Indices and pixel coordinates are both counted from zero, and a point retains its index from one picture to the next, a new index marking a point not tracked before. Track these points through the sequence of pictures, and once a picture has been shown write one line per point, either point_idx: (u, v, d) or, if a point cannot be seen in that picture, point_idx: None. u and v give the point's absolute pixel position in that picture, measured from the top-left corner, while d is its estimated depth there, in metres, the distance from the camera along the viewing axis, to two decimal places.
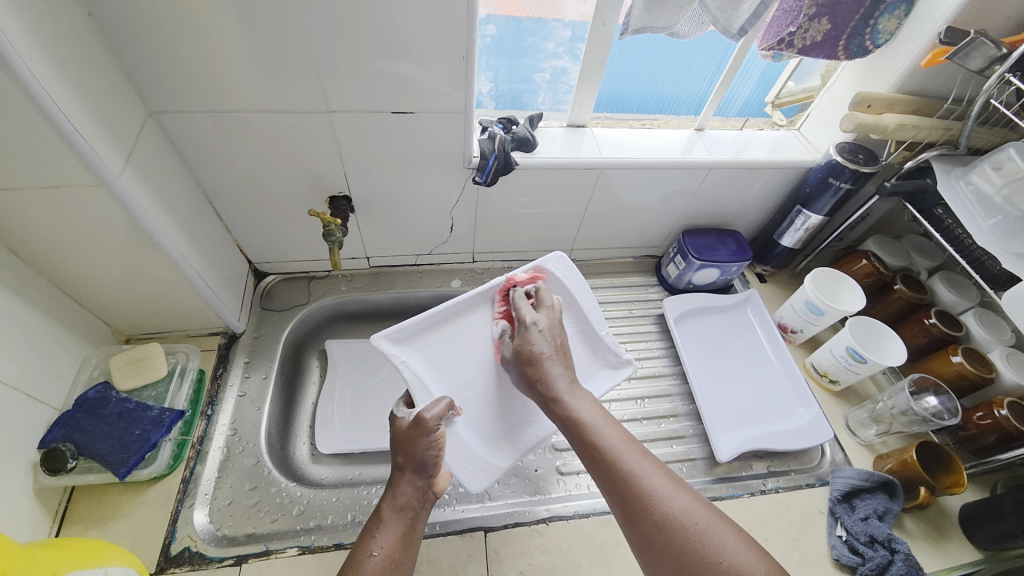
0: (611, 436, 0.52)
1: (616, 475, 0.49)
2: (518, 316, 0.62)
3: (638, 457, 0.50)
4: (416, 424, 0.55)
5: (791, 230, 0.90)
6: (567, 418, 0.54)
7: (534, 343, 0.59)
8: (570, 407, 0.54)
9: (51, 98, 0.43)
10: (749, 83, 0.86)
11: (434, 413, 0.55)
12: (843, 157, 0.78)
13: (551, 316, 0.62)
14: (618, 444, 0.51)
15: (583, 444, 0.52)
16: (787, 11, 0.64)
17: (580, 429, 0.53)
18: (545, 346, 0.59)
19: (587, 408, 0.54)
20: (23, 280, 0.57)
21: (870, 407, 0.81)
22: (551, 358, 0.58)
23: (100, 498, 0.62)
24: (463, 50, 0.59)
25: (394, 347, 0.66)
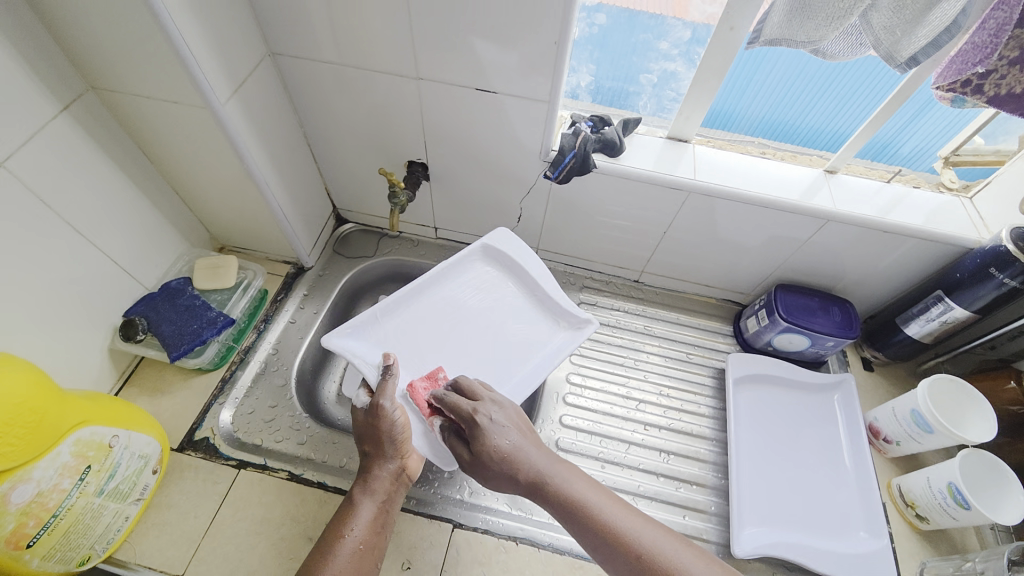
0: (615, 512, 0.48)
1: (630, 555, 0.45)
2: (459, 410, 0.56)
3: (654, 533, 0.47)
4: (376, 409, 0.59)
5: (921, 318, 0.72)
6: (557, 498, 0.50)
7: (483, 437, 0.53)
8: (564, 484, 0.50)
9: (176, 24, 0.49)
10: (952, 139, 0.70)
11: (384, 386, 0.61)
12: (1017, 246, 0.60)
13: (491, 400, 0.57)
14: (623, 520, 0.48)
15: (582, 526, 0.48)
16: (977, 46, 0.50)
17: (579, 509, 0.49)
18: (499, 437, 0.52)
19: (579, 483, 0.51)
20: (145, 176, 0.68)
21: (956, 563, 0.62)
22: (515, 440, 0.53)
23: (159, 373, 0.72)
24: (556, 35, 0.55)
25: (348, 341, 0.68)
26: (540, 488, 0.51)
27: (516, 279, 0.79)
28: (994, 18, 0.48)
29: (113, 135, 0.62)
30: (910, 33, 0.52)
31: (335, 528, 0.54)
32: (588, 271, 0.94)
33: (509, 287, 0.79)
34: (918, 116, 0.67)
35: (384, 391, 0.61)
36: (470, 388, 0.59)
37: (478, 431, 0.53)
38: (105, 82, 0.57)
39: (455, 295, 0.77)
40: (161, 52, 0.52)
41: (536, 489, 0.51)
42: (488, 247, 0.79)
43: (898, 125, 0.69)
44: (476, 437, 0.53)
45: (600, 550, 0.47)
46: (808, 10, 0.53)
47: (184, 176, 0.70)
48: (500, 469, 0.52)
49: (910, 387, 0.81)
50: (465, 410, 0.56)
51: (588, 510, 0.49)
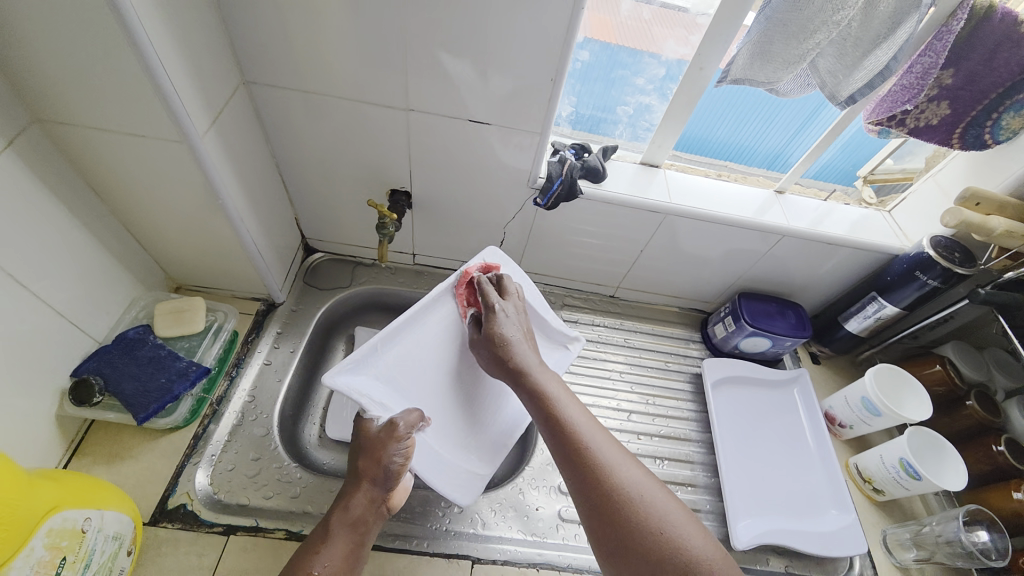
0: (575, 412, 0.53)
1: (575, 448, 0.50)
2: (483, 297, 0.63)
3: (601, 437, 0.51)
4: (387, 430, 0.57)
5: (859, 316, 0.83)
6: (534, 391, 0.56)
7: (496, 325, 0.61)
8: (541, 384, 0.56)
9: (157, 53, 0.45)
10: (830, 149, 0.80)
11: (411, 415, 0.59)
12: (936, 251, 0.71)
13: (515, 305, 0.65)
14: (582, 422, 0.53)
15: (546, 417, 0.53)
16: (905, 88, 0.61)
17: (547, 404, 0.54)
18: (509, 330, 0.60)
19: (554, 387, 0.56)
20: (93, 214, 0.60)
21: (914, 529, 0.72)
22: (519, 337, 0.60)
23: (116, 435, 0.63)
24: (554, 72, 0.58)
25: (350, 379, 0.59)
26: (521, 380, 0.57)
27: None
28: (921, 63, 0.59)
29: (60, 171, 0.55)
30: (848, 74, 0.61)
31: (302, 562, 0.50)
32: (565, 289, 0.97)
33: None
34: (806, 124, 0.76)
35: (410, 423, 0.58)
36: (506, 287, 0.66)
37: (492, 318, 0.62)
38: (55, 114, 0.50)
39: (450, 321, 0.69)
40: (134, 82, 0.47)
41: (519, 381, 0.57)
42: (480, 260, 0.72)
43: (787, 136, 0.78)
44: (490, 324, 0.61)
45: (554, 440, 0.52)
46: (767, 55, 0.60)
47: (140, 213, 0.63)
48: (497, 352, 0.59)
49: (850, 375, 0.92)
50: (488, 299, 0.63)
51: (554, 407, 0.54)
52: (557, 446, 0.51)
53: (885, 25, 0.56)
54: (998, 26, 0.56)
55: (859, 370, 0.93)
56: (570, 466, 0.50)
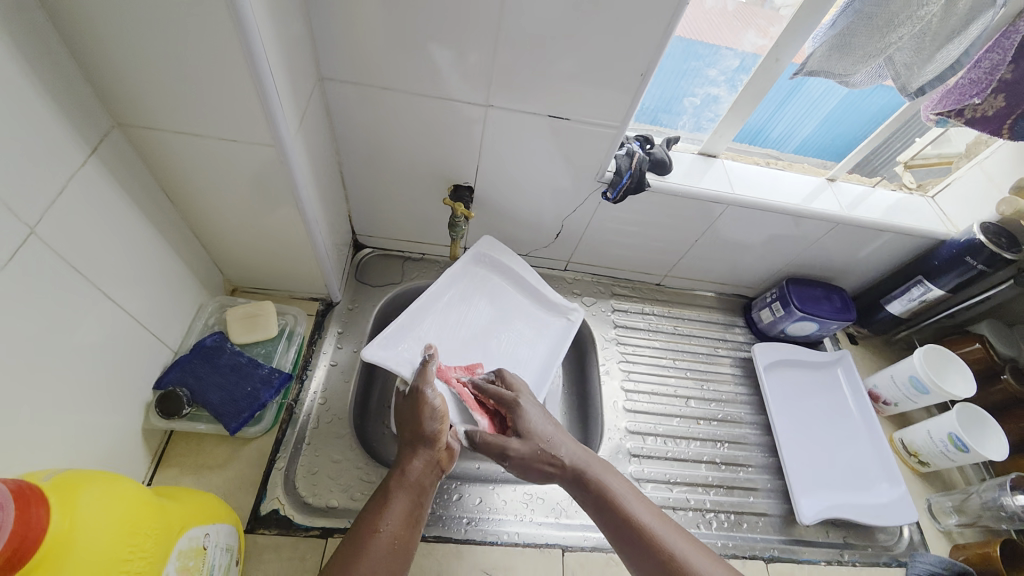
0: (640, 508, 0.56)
1: (664, 559, 0.51)
2: (501, 396, 0.63)
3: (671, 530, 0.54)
4: (417, 393, 0.60)
5: (903, 298, 0.87)
6: (600, 496, 0.56)
7: (528, 423, 0.61)
8: (605, 487, 0.57)
9: (265, 54, 0.43)
10: (809, 123, 0.80)
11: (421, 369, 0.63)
12: (987, 237, 0.74)
13: (528, 396, 0.65)
14: (660, 527, 0.54)
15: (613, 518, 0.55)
16: (974, 82, 0.60)
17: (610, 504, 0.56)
18: (543, 428, 0.60)
19: (620, 488, 0.57)
20: (167, 220, 0.58)
21: (958, 497, 0.77)
22: (555, 438, 0.60)
23: (199, 445, 0.63)
24: (644, 67, 0.57)
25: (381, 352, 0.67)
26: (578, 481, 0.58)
27: (508, 278, 0.84)
28: (990, 59, 0.59)
29: (138, 177, 0.52)
30: (922, 67, 0.62)
31: (367, 523, 0.50)
32: (612, 278, 0.98)
33: (504, 287, 0.84)
34: (786, 101, 0.76)
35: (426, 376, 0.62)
36: (511, 380, 0.66)
37: (522, 415, 0.61)
38: (137, 117, 0.47)
39: (455, 303, 0.79)
40: (236, 85, 0.44)
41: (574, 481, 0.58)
42: (479, 253, 0.82)
43: (767, 112, 0.78)
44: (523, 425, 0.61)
45: (627, 541, 0.54)
46: (846, 48, 0.60)
47: (211, 217, 0.61)
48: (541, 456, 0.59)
49: (886, 354, 0.97)
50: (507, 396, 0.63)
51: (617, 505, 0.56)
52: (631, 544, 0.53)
53: (961, 20, 0.57)
54: None
55: (894, 348, 0.97)
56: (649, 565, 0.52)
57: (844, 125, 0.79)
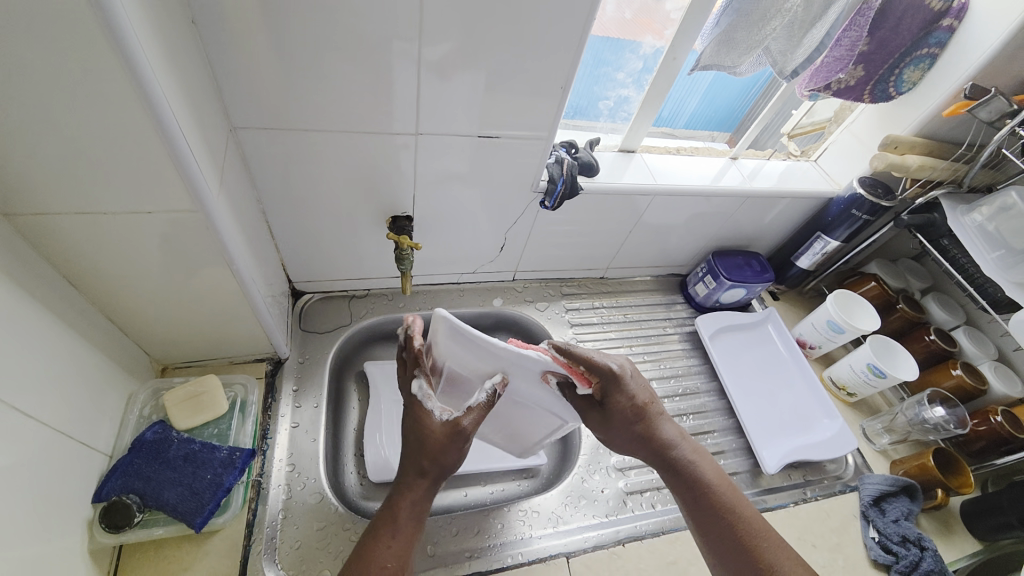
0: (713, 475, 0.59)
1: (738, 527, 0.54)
2: (600, 366, 0.53)
3: (737, 497, 0.57)
4: (454, 434, 0.52)
5: (809, 253, 0.98)
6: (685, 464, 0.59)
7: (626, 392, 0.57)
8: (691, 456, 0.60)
9: (173, 114, 0.39)
10: (693, 99, 0.88)
11: (473, 411, 0.53)
12: (865, 190, 0.86)
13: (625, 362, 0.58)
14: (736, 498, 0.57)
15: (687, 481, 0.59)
16: (837, 59, 0.71)
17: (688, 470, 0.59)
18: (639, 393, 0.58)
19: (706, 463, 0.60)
20: (74, 310, 0.51)
21: (887, 419, 0.90)
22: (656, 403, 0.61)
23: (157, 552, 0.55)
24: (563, 80, 0.60)
25: None
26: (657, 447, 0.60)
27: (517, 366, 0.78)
28: (849, 37, 0.69)
29: (34, 269, 0.45)
30: (793, 52, 0.70)
31: (372, 558, 0.45)
32: (559, 279, 1.01)
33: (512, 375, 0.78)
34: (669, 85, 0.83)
35: (475, 420, 0.53)
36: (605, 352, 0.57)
37: (622, 383, 0.56)
38: (24, 204, 0.41)
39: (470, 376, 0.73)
40: (147, 156, 0.40)
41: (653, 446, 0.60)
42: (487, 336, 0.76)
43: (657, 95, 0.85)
44: (619, 393, 0.57)
45: (697, 503, 0.57)
46: (732, 42, 0.68)
47: (126, 296, 0.54)
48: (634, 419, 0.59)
49: (804, 303, 1.09)
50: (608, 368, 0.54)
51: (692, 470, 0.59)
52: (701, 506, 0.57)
53: (821, 6, 0.64)
54: None
55: (809, 298, 1.10)
56: (712, 528, 0.55)
57: (720, 98, 0.89)
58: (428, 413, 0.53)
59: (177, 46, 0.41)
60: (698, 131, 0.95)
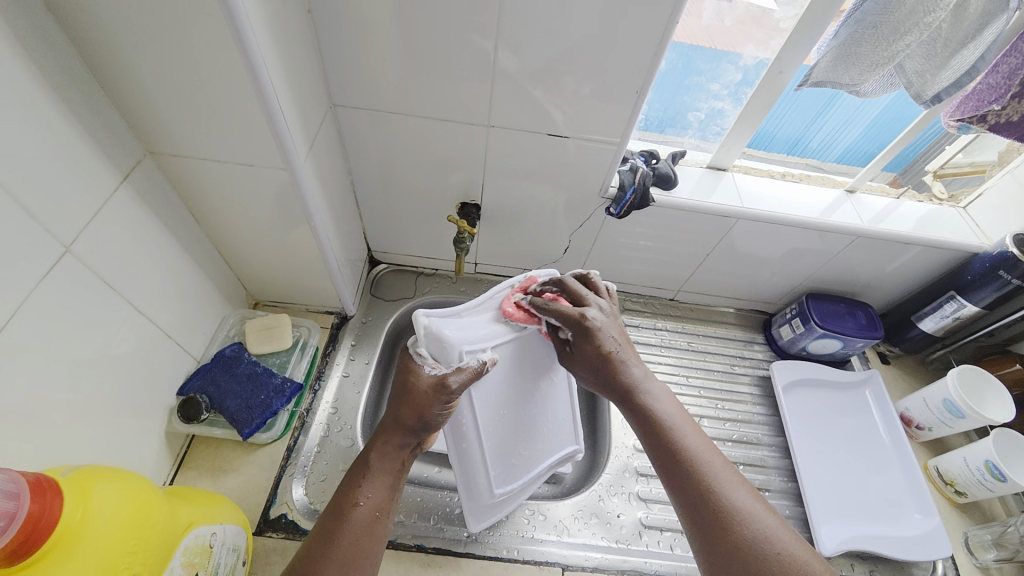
0: (698, 439, 0.48)
1: (699, 477, 0.45)
2: (565, 314, 0.53)
3: (724, 468, 0.46)
4: (440, 387, 0.53)
5: (935, 315, 0.82)
6: (647, 409, 0.50)
7: (598, 341, 0.52)
8: (653, 400, 0.50)
9: (272, 86, 0.47)
10: (853, 130, 0.77)
11: (464, 372, 0.53)
12: (1021, 249, 0.70)
13: (602, 308, 0.55)
14: (701, 443, 0.48)
15: (662, 445, 0.48)
16: (992, 87, 0.59)
17: (662, 432, 0.49)
18: (614, 342, 0.52)
19: (669, 405, 0.51)
20: (194, 240, 0.64)
21: (997, 530, 0.71)
22: (620, 343, 0.53)
23: (216, 450, 0.66)
24: (639, 85, 0.59)
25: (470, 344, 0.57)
26: (629, 399, 0.51)
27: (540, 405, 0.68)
28: (1008, 63, 0.57)
29: (168, 201, 0.58)
30: (937, 73, 0.59)
31: (347, 494, 0.50)
32: (624, 293, 0.98)
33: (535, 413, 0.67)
34: (826, 109, 0.73)
35: (464, 384, 0.53)
36: (580, 291, 0.56)
37: (590, 334, 0.52)
38: (164, 145, 0.53)
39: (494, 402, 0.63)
40: (249, 118, 0.49)
41: (625, 397, 0.52)
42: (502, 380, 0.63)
43: (806, 121, 0.76)
44: (592, 362, 0.53)
45: (670, 473, 0.47)
46: (853, 58, 0.59)
47: (231, 237, 0.66)
48: (603, 370, 0.52)
49: (921, 374, 0.91)
50: (572, 313, 0.53)
51: (672, 430, 0.49)
52: (674, 478, 0.46)
53: (974, 24, 0.55)
54: None
55: (929, 369, 0.92)
56: (689, 509, 0.45)
57: (890, 133, 0.76)
58: (417, 366, 0.55)
59: (285, 31, 0.49)
60: (851, 166, 0.83)
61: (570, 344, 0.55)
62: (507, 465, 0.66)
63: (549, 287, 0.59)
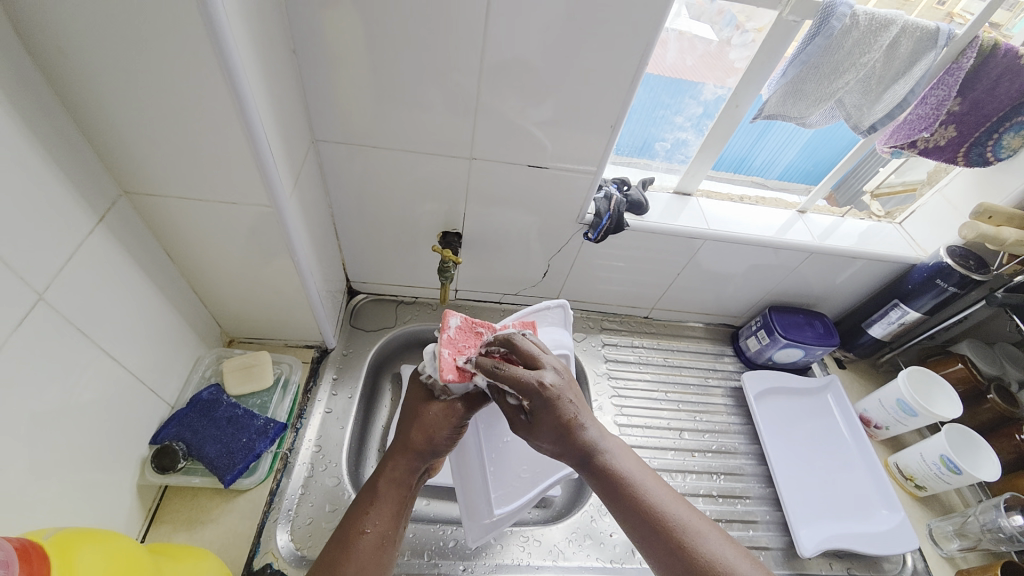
0: (662, 495, 0.49)
1: (672, 535, 0.46)
2: (523, 383, 0.48)
3: (691, 518, 0.47)
4: (449, 410, 0.54)
5: (883, 322, 0.90)
6: (608, 473, 0.49)
7: (558, 410, 0.48)
8: (612, 463, 0.50)
9: (261, 126, 0.48)
10: (790, 151, 0.84)
11: (472, 396, 0.55)
12: (954, 261, 0.78)
13: (554, 367, 0.51)
14: (667, 501, 0.48)
15: (629, 505, 0.48)
16: (922, 117, 0.67)
17: (628, 492, 0.48)
18: (575, 408, 0.50)
19: (629, 464, 0.50)
20: (168, 279, 0.61)
21: (958, 521, 0.77)
22: (577, 405, 0.50)
23: (192, 500, 0.63)
24: (613, 119, 0.63)
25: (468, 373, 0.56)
26: (589, 463, 0.50)
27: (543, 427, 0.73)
28: (936, 95, 0.65)
29: (142, 241, 0.56)
30: (871, 107, 0.67)
31: (353, 522, 0.49)
32: (600, 313, 1.01)
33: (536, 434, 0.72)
34: (763, 135, 0.81)
35: (471, 408, 0.55)
36: (529, 352, 0.51)
37: (552, 406, 0.48)
38: (142, 184, 0.51)
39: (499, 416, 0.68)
40: (235, 157, 0.49)
41: (586, 462, 0.50)
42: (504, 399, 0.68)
43: (749, 143, 0.83)
44: (563, 433, 0.49)
45: (642, 533, 0.47)
46: (800, 94, 0.65)
47: (207, 274, 0.64)
48: (564, 439, 0.50)
49: (873, 376, 0.99)
50: (529, 381, 0.48)
51: (635, 490, 0.48)
52: (646, 537, 0.47)
53: (905, 62, 0.62)
54: (1002, 60, 0.63)
55: (881, 371, 1.00)
56: (670, 566, 0.45)
57: (823, 151, 0.84)
58: (426, 389, 0.56)
59: (272, 70, 0.50)
60: (793, 183, 0.91)
61: (528, 412, 0.50)
62: (508, 485, 0.68)
63: (495, 346, 0.54)
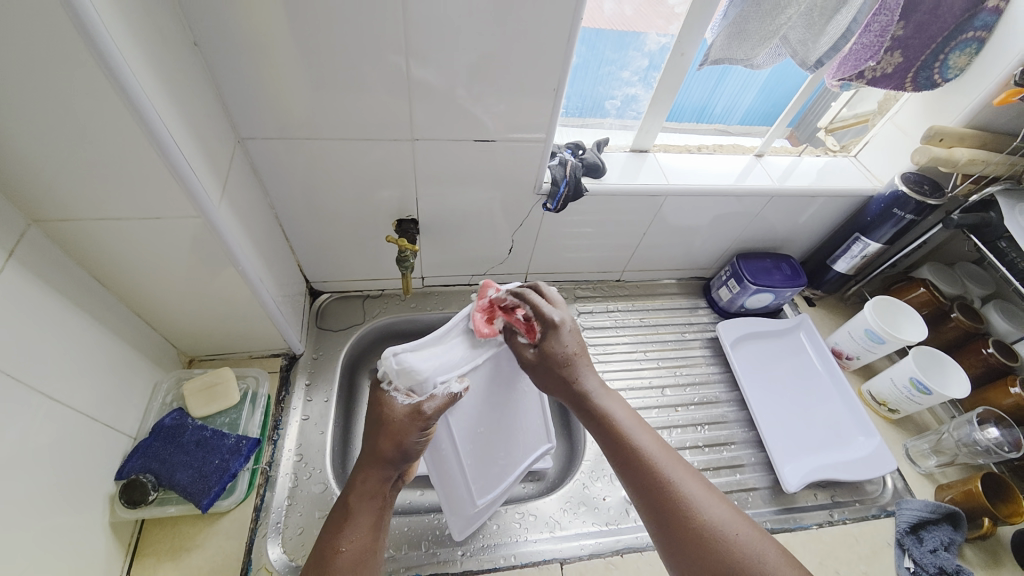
0: (649, 439, 0.52)
1: (654, 475, 0.49)
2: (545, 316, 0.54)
3: (675, 464, 0.50)
4: (415, 414, 0.51)
5: (846, 256, 0.91)
6: (600, 415, 0.53)
7: (562, 343, 0.54)
8: (606, 407, 0.53)
9: (167, 131, 0.43)
10: (749, 94, 0.83)
11: (439, 397, 0.52)
12: (909, 188, 0.79)
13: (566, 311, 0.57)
14: (653, 446, 0.51)
15: (617, 447, 0.51)
16: (866, 46, 0.63)
17: (617, 433, 0.52)
18: (576, 345, 0.55)
19: (621, 411, 0.53)
20: (106, 307, 0.57)
21: (933, 439, 0.81)
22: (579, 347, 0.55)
23: (173, 529, 0.61)
24: (555, 82, 0.60)
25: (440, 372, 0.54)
26: (584, 406, 0.54)
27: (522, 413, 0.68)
28: (879, 21, 0.61)
29: (67, 272, 0.52)
30: (816, 41, 0.65)
31: (329, 542, 0.49)
32: (572, 282, 1.00)
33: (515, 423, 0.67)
34: (720, 81, 0.79)
35: (439, 411, 0.52)
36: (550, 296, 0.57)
37: (559, 335, 0.54)
38: (53, 212, 0.47)
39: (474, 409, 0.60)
40: (147, 169, 0.45)
41: (580, 406, 0.54)
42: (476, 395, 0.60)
43: (707, 90, 0.81)
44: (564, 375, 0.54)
45: (627, 469, 0.50)
46: (743, 34, 0.63)
47: (149, 298, 0.60)
48: (561, 379, 0.54)
49: (842, 310, 1.01)
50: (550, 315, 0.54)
51: (624, 432, 0.52)
52: (633, 478, 0.50)
53: None
54: None
55: (850, 304, 1.02)
56: (650, 503, 0.48)
57: (780, 90, 0.82)
58: (389, 397, 0.52)
59: (171, 68, 0.45)
60: (754, 126, 0.90)
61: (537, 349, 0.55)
62: (487, 474, 0.66)
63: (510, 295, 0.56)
